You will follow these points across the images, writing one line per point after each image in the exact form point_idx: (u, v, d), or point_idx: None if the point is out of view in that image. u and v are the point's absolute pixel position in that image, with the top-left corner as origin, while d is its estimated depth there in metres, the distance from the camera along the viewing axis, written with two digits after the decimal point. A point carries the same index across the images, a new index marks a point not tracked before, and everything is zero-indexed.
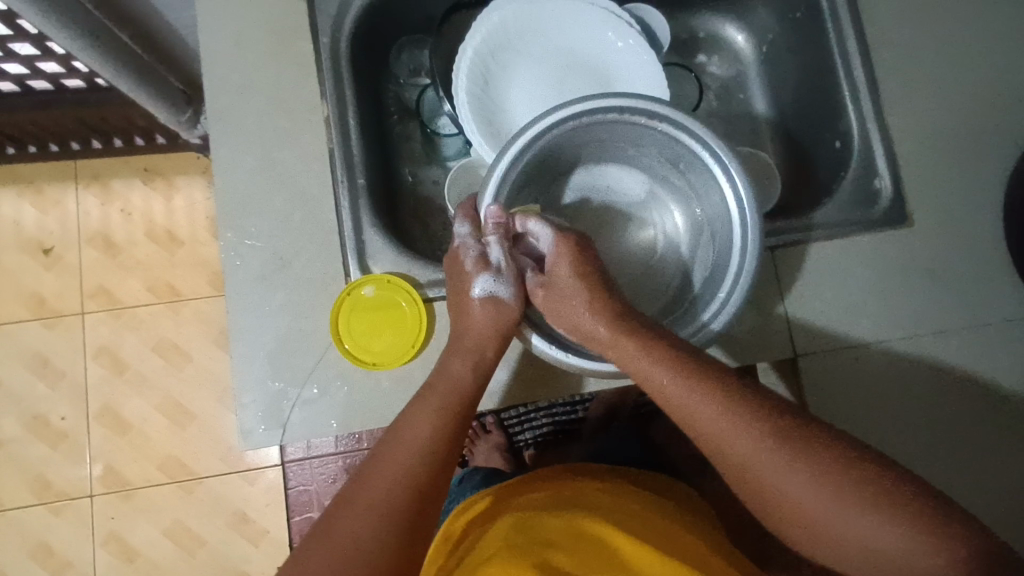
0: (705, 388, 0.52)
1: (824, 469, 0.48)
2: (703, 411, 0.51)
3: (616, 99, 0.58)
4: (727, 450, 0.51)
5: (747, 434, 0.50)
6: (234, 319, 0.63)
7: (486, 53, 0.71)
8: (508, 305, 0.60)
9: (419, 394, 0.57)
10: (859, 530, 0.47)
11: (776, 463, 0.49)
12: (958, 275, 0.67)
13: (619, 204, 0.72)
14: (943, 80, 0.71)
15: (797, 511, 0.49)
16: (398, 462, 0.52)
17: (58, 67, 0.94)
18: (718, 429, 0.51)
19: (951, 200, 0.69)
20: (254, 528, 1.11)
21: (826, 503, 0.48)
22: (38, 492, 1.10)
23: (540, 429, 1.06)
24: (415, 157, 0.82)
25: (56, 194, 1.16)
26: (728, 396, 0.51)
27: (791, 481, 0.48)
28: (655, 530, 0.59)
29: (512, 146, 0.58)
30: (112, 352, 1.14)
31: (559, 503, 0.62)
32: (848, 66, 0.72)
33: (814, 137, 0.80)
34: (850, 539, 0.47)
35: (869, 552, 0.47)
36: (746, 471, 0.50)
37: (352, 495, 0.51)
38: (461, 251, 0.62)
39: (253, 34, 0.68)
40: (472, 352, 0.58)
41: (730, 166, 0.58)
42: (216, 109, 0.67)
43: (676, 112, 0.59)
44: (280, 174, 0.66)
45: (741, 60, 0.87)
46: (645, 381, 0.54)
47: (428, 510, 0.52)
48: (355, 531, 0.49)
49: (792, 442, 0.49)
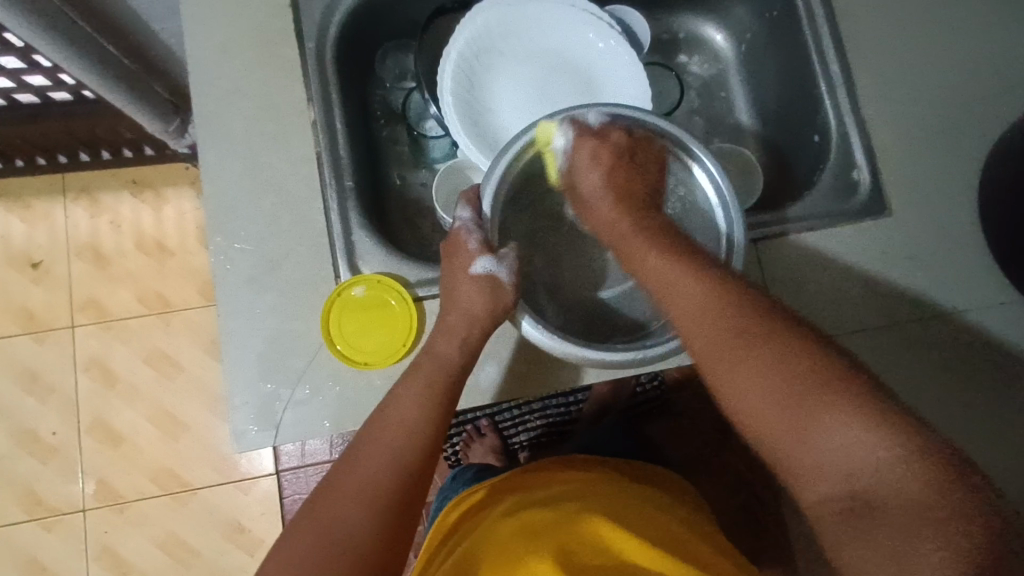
0: (700, 281, 0.53)
1: (804, 365, 0.48)
2: (693, 298, 0.53)
3: (616, 109, 0.63)
4: (710, 336, 0.52)
5: (729, 313, 0.51)
6: (225, 322, 0.64)
7: (470, 55, 0.72)
8: (506, 288, 0.60)
9: (405, 373, 0.58)
10: (824, 429, 0.46)
11: (758, 349, 0.49)
12: (938, 262, 0.69)
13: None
14: (916, 72, 0.73)
15: (768, 401, 0.48)
16: (384, 443, 0.53)
17: (44, 80, 0.94)
18: (705, 314, 0.52)
19: (928, 189, 0.70)
20: (249, 538, 1.10)
21: (791, 386, 0.47)
22: (29, 508, 1.09)
23: (533, 431, 1.06)
24: (402, 160, 0.83)
25: (44, 208, 1.16)
26: (722, 290, 0.53)
27: (769, 370, 0.48)
28: (643, 514, 0.60)
29: (508, 151, 0.61)
30: (102, 365, 1.13)
31: (550, 492, 0.63)
32: (824, 60, 0.74)
33: (794, 132, 0.81)
34: (813, 438, 0.46)
35: (828, 453, 0.45)
36: (725, 357, 0.51)
37: (340, 478, 0.53)
38: (462, 234, 0.61)
39: (239, 41, 0.69)
40: (455, 330, 0.58)
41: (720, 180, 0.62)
42: (203, 115, 0.68)
43: (663, 121, 0.62)
44: (268, 177, 0.67)
45: (721, 59, 0.89)
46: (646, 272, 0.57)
47: (417, 493, 0.53)
48: (342, 512, 0.51)
49: (779, 339, 0.50)
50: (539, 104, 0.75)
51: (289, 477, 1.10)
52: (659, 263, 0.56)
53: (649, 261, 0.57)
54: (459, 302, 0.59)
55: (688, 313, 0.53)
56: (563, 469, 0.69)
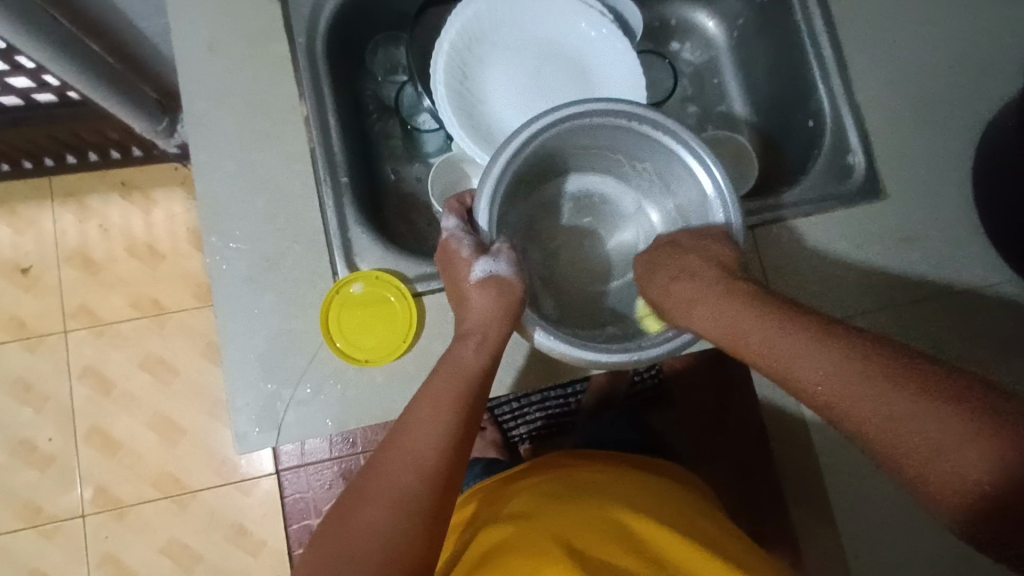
0: (768, 321, 0.52)
1: (891, 379, 0.45)
2: (762, 340, 0.52)
3: (613, 104, 0.59)
4: (789, 372, 0.50)
5: (845, 372, 0.47)
6: (223, 323, 0.63)
7: (462, 47, 0.72)
8: (510, 282, 0.58)
9: (425, 383, 0.56)
10: (931, 449, 0.42)
11: (840, 376, 0.47)
12: (933, 243, 0.69)
13: (603, 212, 0.73)
14: (908, 55, 0.73)
15: (867, 426, 0.45)
16: (408, 448, 0.52)
17: (27, 83, 0.92)
18: (780, 352, 0.51)
19: (920, 171, 0.71)
20: (252, 539, 1.10)
21: (941, 443, 0.41)
22: (27, 517, 1.08)
23: (534, 424, 1.06)
24: (396, 155, 0.82)
25: (31, 214, 1.15)
26: (791, 324, 0.51)
27: (860, 395, 0.45)
28: (667, 512, 0.59)
29: (502, 154, 0.57)
30: (97, 370, 1.12)
31: (574, 488, 0.62)
32: (817, 45, 0.74)
33: (787, 118, 0.81)
34: (962, 466, 0.40)
35: (946, 472, 0.41)
36: (811, 392, 0.48)
37: (364, 484, 0.52)
38: (451, 246, 0.60)
39: (227, 38, 0.68)
40: (471, 335, 0.57)
41: (714, 169, 0.59)
42: (193, 114, 0.67)
43: (660, 114, 0.59)
44: (262, 176, 0.66)
45: (712, 46, 0.89)
46: (717, 322, 0.56)
47: (445, 495, 0.52)
48: (372, 518, 0.49)
49: (859, 360, 0.47)
50: (533, 95, 0.75)
51: (290, 477, 1.08)
52: (728, 310, 0.55)
53: (720, 314, 0.55)
54: (466, 300, 0.59)
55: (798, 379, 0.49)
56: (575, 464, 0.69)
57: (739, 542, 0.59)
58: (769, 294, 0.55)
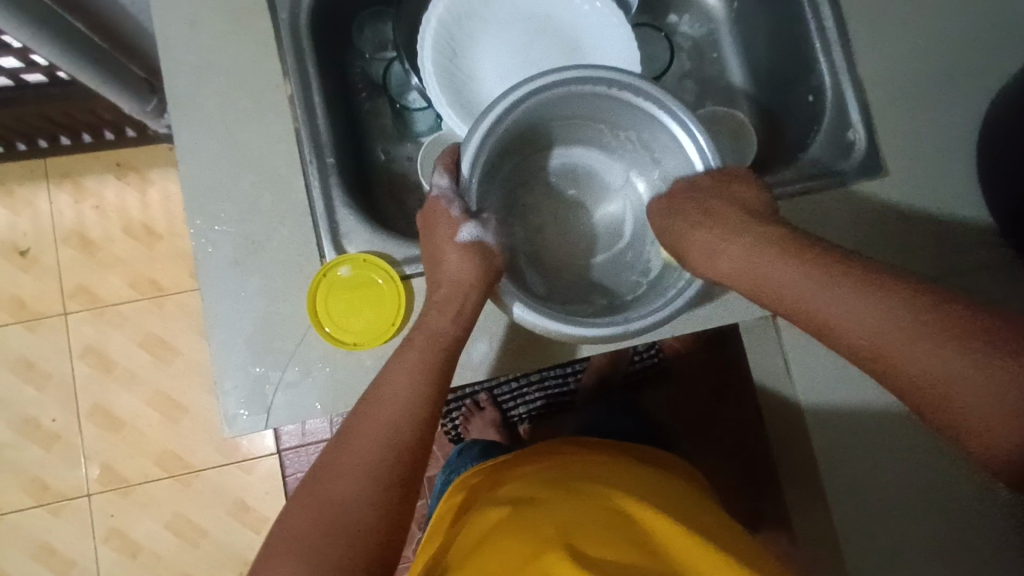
0: (860, 297, 0.48)
1: (991, 363, 0.42)
2: (850, 313, 0.48)
3: (597, 71, 0.57)
4: (880, 347, 0.47)
5: (827, 285, 0.49)
6: (210, 306, 0.62)
7: (450, 22, 0.70)
8: (493, 251, 0.60)
9: (398, 352, 0.56)
10: (916, 355, 0.45)
11: (938, 358, 0.44)
12: (934, 219, 0.68)
13: (586, 182, 0.71)
14: (913, 25, 0.70)
15: (954, 406, 0.43)
16: (379, 419, 0.51)
17: (17, 63, 0.91)
18: (857, 318, 0.48)
19: (925, 148, 0.69)
20: (255, 517, 1.11)
21: (916, 347, 0.45)
22: (34, 495, 1.10)
23: (533, 404, 1.05)
24: (387, 134, 0.80)
25: (27, 195, 1.14)
26: (883, 300, 0.47)
27: (960, 379, 0.43)
28: (662, 498, 0.60)
29: (479, 130, 0.56)
30: (98, 352, 1.13)
31: (574, 475, 0.62)
32: (818, 16, 0.71)
33: (788, 91, 0.78)
34: (933, 365, 0.44)
35: (915, 368, 0.45)
36: (899, 368, 0.46)
37: (336, 459, 0.50)
38: (437, 204, 0.59)
39: (209, 15, 0.67)
40: (448, 302, 0.57)
41: (699, 134, 0.59)
42: (175, 94, 0.65)
43: (643, 80, 0.57)
44: (246, 156, 0.65)
45: (712, 18, 0.86)
46: (794, 295, 0.51)
47: (414, 467, 0.51)
48: (341, 487, 0.49)
49: (954, 340, 0.44)
50: (524, 69, 0.72)
51: (290, 456, 1.10)
52: (810, 282, 0.50)
53: (797, 286, 0.51)
54: (443, 265, 0.58)
55: (785, 296, 0.52)
56: (573, 457, 0.68)
57: (719, 522, 0.58)
58: (852, 258, 0.51)
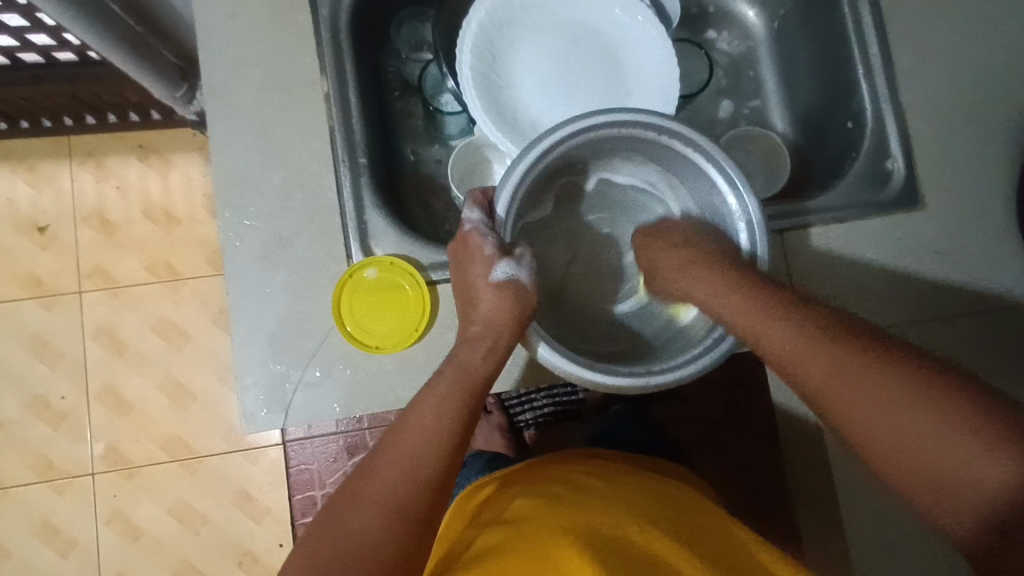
0: (835, 359, 0.47)
1: (971, 422, 0.41)
2: (788, 349, 0.49)
3: (644, 116, 0.56)
4: (856, 407, 0.45)
5: (776, 320, 0.51)
6: (234, 299, 0.62)
7: (491, 28, 0.69)
8: (528, 289, 0.60)
9: (427, 382, 0.56)
10: (854, 392, 0.45)
11: (876, 392, 0.44)
12: (971, 256, 0.67)
13: (620, 217, 0.70)
14: (956, 59, 0.70)
15: (943, 471, 0.41)
16: (404, 452, 0.51)
17: (48, 40, 0.91)
18: (797, 349, 0.49)
19: (962, 182, 0.68)
20: (257, 506, 1.11)
21: (854, 384, 0.45)
22: (40, 471, 1.10)
23: (541, 410, 1.05)
24: (416, 135, 0.80)
25: (49, 171, 1.14)
26: (856, 360, 0.46)
27: (894, 415, 0.43)
28: (691, 512, 0.61)
29: (523, 161, 0.55)
30: (111, 332, 1.13)
31: (603, 484, 0.63)
32: (863, 42, 0.71)
33: (825, 116, 0.77)
34: (870, 404, 0.44)
35: (848, 405, 0.45)
36: (863, 421, 0.44)
37: (355, 488, 0.50)
38: (471, 238, 0.60)
39: (250, 7, 0.66)
40: (481, 339, 0.57)
41: (743, 190, 0.57)
42: (211, 86, 0.65)
43: (693, 132, 0.57)
44: (279, 152, 0.65)
45: (751, 37, 0.85)
46: (774, 351, 0.50)
47: (436, 506, 0.50)
48: (361, 520, 0.47)
49: (935, 401, 0.42)
50: (562, 81, 0.72)
51: (295, 448, 1.10)
52: (778, 330, 0.50)
53: (775, 341, 0.50)
54: (477, 303, 0.59)
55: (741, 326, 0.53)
56: (604, 467, 0.68)
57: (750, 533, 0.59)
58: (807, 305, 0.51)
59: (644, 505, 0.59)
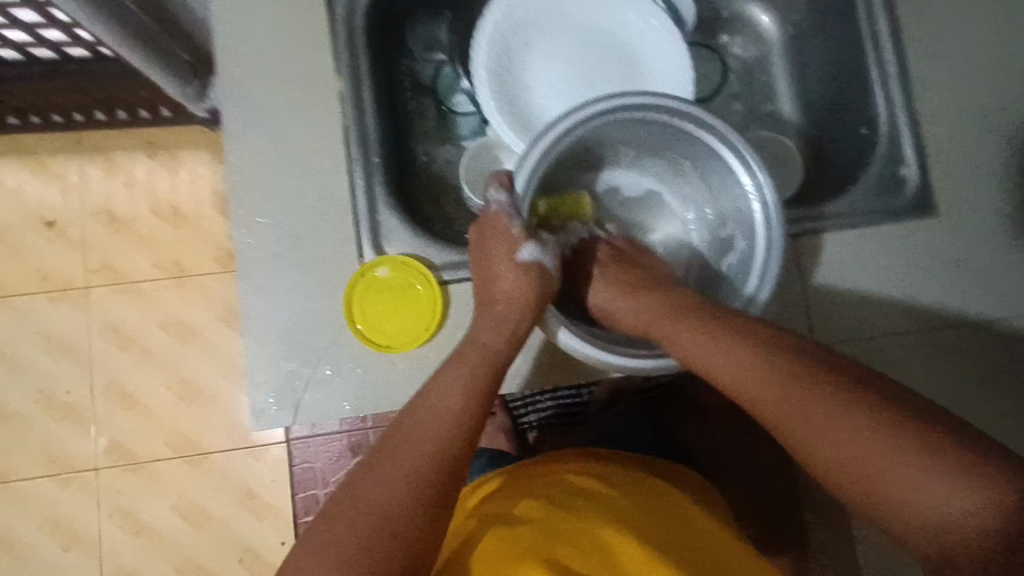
0: (770, 385, 0.46)
1: (895, 441, 0.40)
2: (739, 381, 0.48)
3: (657, 98, 0.56)
4: (807, 441, 0.44)
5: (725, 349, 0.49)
6: (247, 297, 0.62)
7: (506, 29, 0.69)
8: (551, 273, 0.61)
9: (445, 365, 0.55)
10: (800, 423, 0.44)
11: (821, 423, 0.43)
12: (986, 265, 0.67)
13: (634, 202, 0.71)
14: (972, 67, 0.70)
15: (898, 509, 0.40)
16: (426, 430, 0.50)
17: (60, 35, 0.92)
18: (744, 381, 0.48)
19: (976, 191, 0.68)
20: (260, 504, 1.11)
21: (800, 414, 0.44)
22: (44, 465, 1.10)
23: (544, 412, 1.05)
24: (428, 134, 0.80)
25: (58, 166, 1.15)
26: (795, 375, 0.46)
27: (840, 445, 0.42)
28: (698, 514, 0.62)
29: (539, 143, 0.56)
30: (116, 328, 1.13)
31: (617, 483, 0.64)
32: (879, 49, 0.71)
33: (839, 122, 0.77)
34: (818, 439, 0.43)
35: (798, 437, 0.44)
36: (814, 453, 0.44)
37: (372, 466, 0.49)
38: (496, 219, 0.60)
39: (266, 5, 0.66)
40: (505, 320, 0.58)
41: (755, 168, 0.57)
42: (225, 83, 0.65)
43: (705, 112, 0.57)
44: (292, 150, 0.65)
45: (765, 41, 0.85)
46: (719, 379, 0.50)
47: (455, 487, 0.50)
48: (381, 493, 0.47)
49: (867, 428, 0.42)
50: (576, 81, 0.72)
51: (299, 446, 1.10)
52: (731, 360, 0.49)
53: (716, 365, 0.50)
54: (498, 285, 0.59)
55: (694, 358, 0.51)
56: (615, 468, 0.69)
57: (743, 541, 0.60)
58: (750, 330, 0.50)
59: (657, 509, 0.60)
